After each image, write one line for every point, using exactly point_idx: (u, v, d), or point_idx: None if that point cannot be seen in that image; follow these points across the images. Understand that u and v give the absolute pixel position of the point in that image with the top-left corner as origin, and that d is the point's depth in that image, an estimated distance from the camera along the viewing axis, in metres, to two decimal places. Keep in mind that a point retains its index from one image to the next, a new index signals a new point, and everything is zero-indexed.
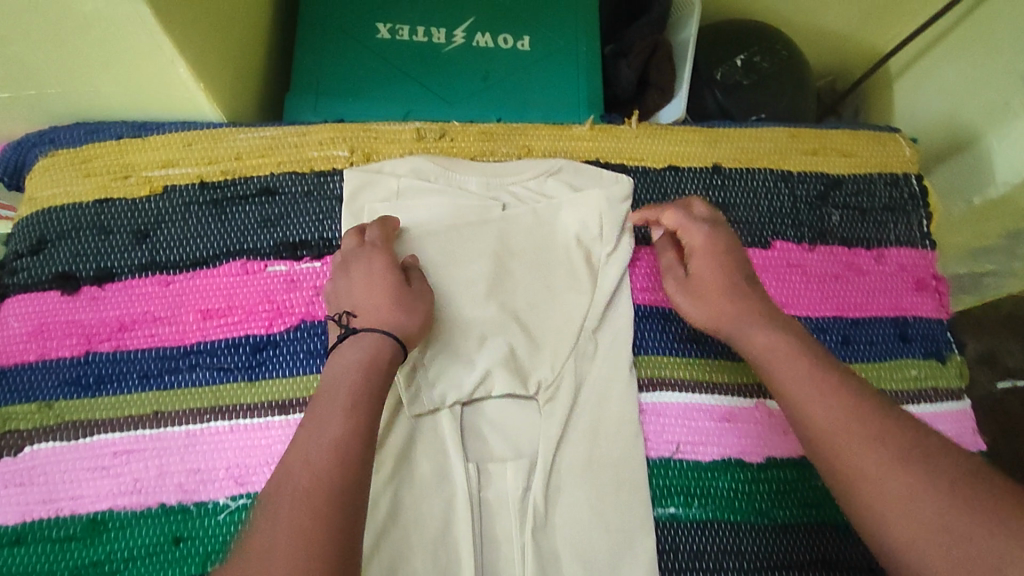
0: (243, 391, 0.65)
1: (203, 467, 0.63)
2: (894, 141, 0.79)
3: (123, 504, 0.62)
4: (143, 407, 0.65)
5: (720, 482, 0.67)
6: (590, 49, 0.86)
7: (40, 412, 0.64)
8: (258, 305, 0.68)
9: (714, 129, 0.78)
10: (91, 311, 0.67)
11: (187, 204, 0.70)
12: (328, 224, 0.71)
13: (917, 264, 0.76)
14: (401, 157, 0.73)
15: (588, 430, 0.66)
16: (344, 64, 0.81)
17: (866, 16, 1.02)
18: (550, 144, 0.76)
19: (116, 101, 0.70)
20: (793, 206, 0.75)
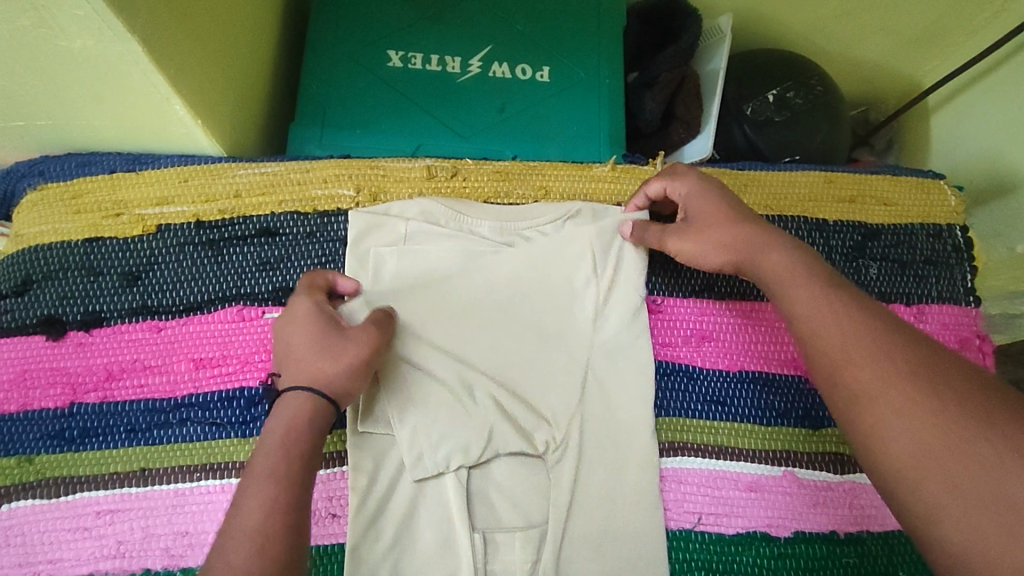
0: (237, 447, 0.61)
1: (191, 530, 0.58)
2: (938, 189, 0.74)
3: (105, 569, 0.57)
4: (129, 464, 0.60)
5: (744, 556, 0.61)
6: (613, 82, 0.81)
7: (20, 467, 0.60)
8: (255, 354, 0.63)
9: (743, 172, 0.73)
10: (78, 359, 0.63)
11: (182, 244, 0.66)
12: (331, 268, 0.66)
13: (961, 322, 0.70)
14: (410, 198, 0.69)
15: (603, 498, 0.61)
16: (354, 93, 0.77)
17: (903, 48, 0.97)
18: (569, 186, 0.72)
19: (110, 134, 0.66)
20: (828, 257, 0.70)
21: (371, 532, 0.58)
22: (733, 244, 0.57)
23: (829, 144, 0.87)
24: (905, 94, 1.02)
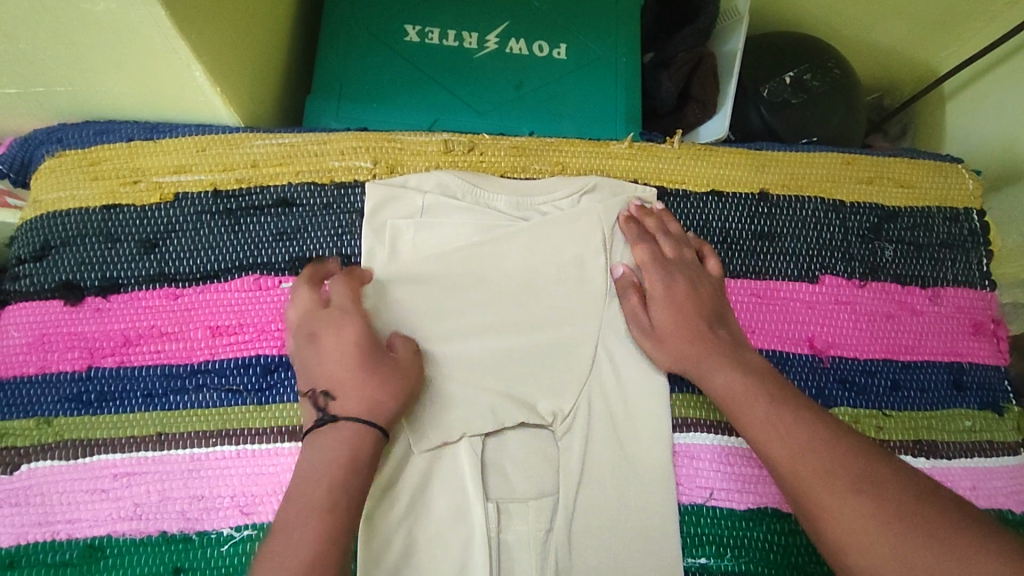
0: (252, 414, 0.61)
1: (207, 494, 0.59)
2: (956, 173, 0.74)
3: (122, 530, 0.58)
4: (146, 428, 0.60)
5: (755, 531, 0.61)
6: (630, 60, 0.81)
7: (38, 429, 0.60)
8: (271, 323, 0.64)
9: (761, 152, 0.73)
10: (96, 324, 0.63)
11: (200, 212, 0.67)
12: (347, 240, 0.66)
13: (975, 306, 0.70)
14: (426, 171, 0.69)
15: (615, 470, 0.61)
16: (369, 68, 0.77)
17: (921, 33, 0.96)
18: (586, 162, 0.72)
19: (129, 101, 0.66)
20: (844, 239, 0.70)
21: (385, 500, 0.59)
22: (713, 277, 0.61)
23: (844, 128, 0.87)
24: (920, 81, 1.02)
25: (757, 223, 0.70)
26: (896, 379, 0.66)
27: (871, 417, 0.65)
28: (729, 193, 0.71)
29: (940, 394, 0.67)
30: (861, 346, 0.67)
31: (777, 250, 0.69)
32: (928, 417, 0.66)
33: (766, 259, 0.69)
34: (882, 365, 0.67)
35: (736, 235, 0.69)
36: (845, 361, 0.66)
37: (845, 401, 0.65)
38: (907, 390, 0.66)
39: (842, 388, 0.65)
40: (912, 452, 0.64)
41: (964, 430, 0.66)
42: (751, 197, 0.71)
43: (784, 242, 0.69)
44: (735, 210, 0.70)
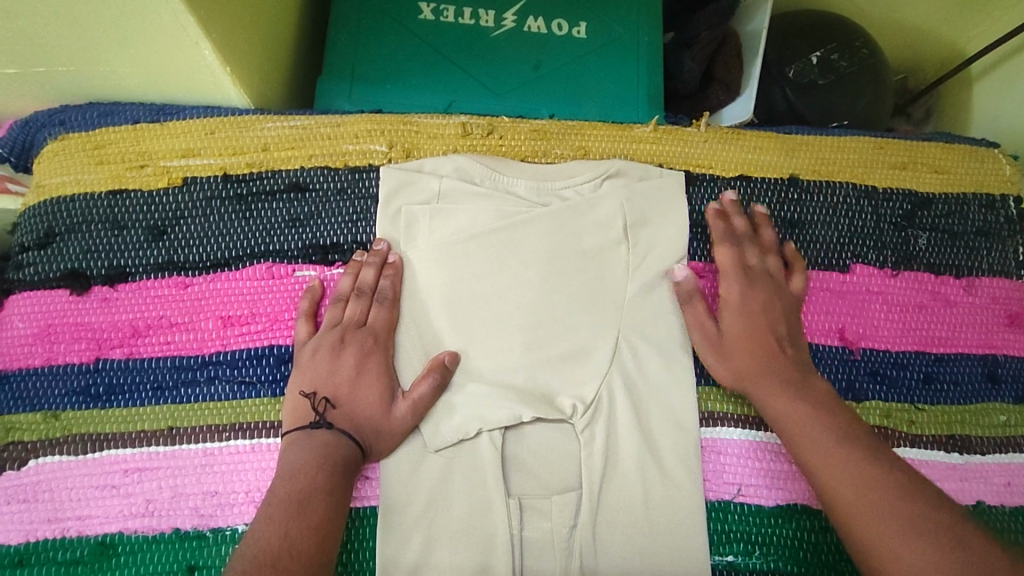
0: (267, 406, 0.59)
1: (221, 490, 0.57)
2: (994, 158, 0.71)
3: (134, 527, 0.56)
4: (157, 421, 0.58)
5: (784, 529, 0.59)
6: (653, 40, 0.78)
7: (45, 423, 0.58)
8: (284, 313, 0.62)
9: (791, 136, 0.70)
10: (102, 314, 0.61)
11: (209, 198, 0.64)
12: (362, 227, 0.64)
13: (1011, 296, 0.68)
14: (443, 155, 0.66)
15: (640, 463, 0.59)
16: (382, 47, 0.74)
17: (949, 10, 0.92)
18: (609, 146, 0.69)
19: (134, 82, 0.64)
20: (876, 227, 0.68)
21: (403, 496, 0.57)
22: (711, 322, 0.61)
23: (871, 110, 0.84)
24: (947, 61, 0.98)
25: (787, 210, 0.67)
26: (928, 371, 0.64)
27: (903, 410, 0.63)
28: (759, 178, 0.68)
29: (974, 387, 0.65)
30: (893, 338, 0.65)
31: (807, 239, 0.67)
32: (961, 411, 0.64)
33: (796, 248, 0.66)
34: (915, 357, 0.65)
35: (765, 222, 0.67)
36: (877, 353, 0.64)
37: (876, 394, 0.63)
38: (940, 383, 0.64)
39: (873, 381, 0.63)
40: (945, 447, 0.62)
41: (998, 425, 0.64)
42: (780, 183, 0.68)
43: (814, 231, 0.67)
44: (764, 196, 0.68)
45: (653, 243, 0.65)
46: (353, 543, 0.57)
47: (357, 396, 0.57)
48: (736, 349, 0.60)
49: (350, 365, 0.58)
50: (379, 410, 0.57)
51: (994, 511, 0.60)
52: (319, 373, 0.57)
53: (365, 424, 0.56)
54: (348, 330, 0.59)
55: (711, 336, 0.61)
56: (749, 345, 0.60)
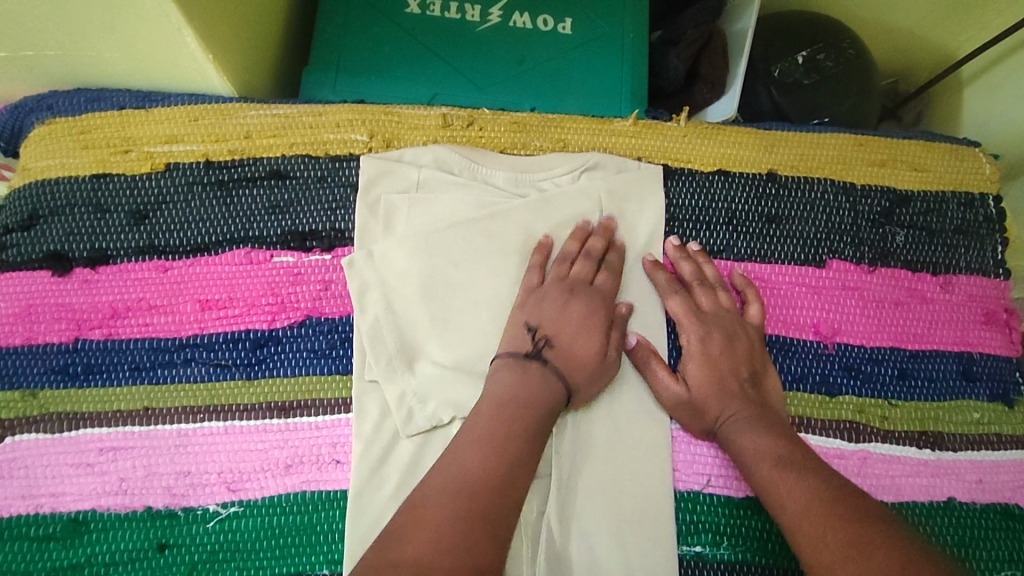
0: (241, 389, 0.60)
1: (194, 470, 0.57)
2: (973, 156, 0.71)
3: (107, 504, 0.56)
4: (132, 402, 0.59)
5: (751, 520, 0.59)
6: (638, 36, 0.79)
7: (22, 401, 0.59)
8: (262, 298, 0.62)
9: (770, 132, 0.71)
10: (83, 295, 0.62)
11: (191, 184, 0.65)
12: (341, 214, 0.65)
13: (987, 295, 0.68)
14: (424, 145, 0.67)
15: (610, 451, 0.59)
16: (369, 40, 0.75)
17: (939, 13, 0.93)
18: (588, 139, 0.69)
19: (120, 68, 0.65)
20: (854, 223, 0.68)
21: (373, 480, 0.57)
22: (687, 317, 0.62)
23: (856, 111, 0.85)
24: (937, 65, 0.98)
25: (764, 204, 0.68)
26: (903, 367, 0.64)
27: (876, 406, 0.63)
28: (737, 173, 0.68)
29: (948, 384, 0.64)
30: (868, 333, 0.65)
31: (784, 234, 0.67)
32: (934, 408, 0.64)
33: (772, 242, 0.67)
34: (890, 353, 0.65)
35: (742, 216, 0.67)
36: (852, 348, 0.64)
37: (849, 388, 0.63)
38: (914, 379, 0.64)
39: (847, 376, 0.63)
40: (917, 443, 0.62)
41: (972, 422, 0.64)
42: (758, 177, 0.68)
43: (792, 226, 0.67)
44: (742, 190, 0.68)
45: (628, 236, 0.65)
46: (323, 526, 0.56)
47: (574, 344, 0.58)
48: (709, 340, 0.60)
49: (575, 313, 0.59)
50: (596, 360, 0.58)
51: (964, 507, 0.60)
52: (541, 315, 0.59)
53: (568, 371, 0.57)
54: (575, 283, 0.61)
55: (685, 324, 0.62)
56: (724, 340, 0.60)
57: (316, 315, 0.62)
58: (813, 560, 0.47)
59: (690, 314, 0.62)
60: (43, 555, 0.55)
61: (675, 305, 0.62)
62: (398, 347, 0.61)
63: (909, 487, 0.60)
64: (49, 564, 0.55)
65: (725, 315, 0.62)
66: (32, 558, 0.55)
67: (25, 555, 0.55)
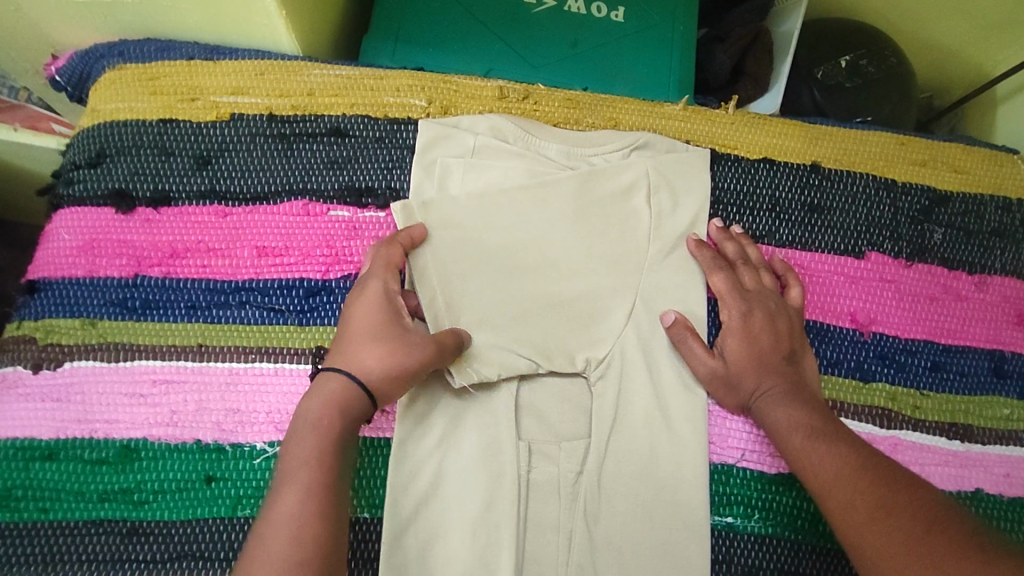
0: (293, 334, 0.61)
1: (244, 407, 0.59)
2: (1012, 163, 0.73)
3: (158, 435, 0.58)
4: (187, 338, 0.61)
5: (783, 496, 0.60)
6: (688, 28, 0.81)
7: (82, 329, 0.60)
8: (317, 248, 0.64)
9: (815, 126, 0.72)
10: (145, 233, 0.64)
11: (254, 135, 0.67)
12: (397, 174, 0.67)
13: (1022, 297, 0.69)
14: (480, 114, 0.69)
15: (649, 419, 0.60)
16: (428, 13, 0.78)
17: (978, 31, 0.95)
18: (640, 120, 0.71)
19: (193, 19, 0.67)
20: (894, 217, 0.69)
21: (417, 431, 0.58)
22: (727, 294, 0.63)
23: (895, 117, 0.86)
24: (973, 82, 1.00)
25: (807, 194, 0.69)
26: (936, 360, 0.65)
27: (908, 395, 0.64)
28: (782, 163, 0.70)
29: (980, 380, 0.66)
30: (902, 325, 0.66)
31: (825, 223, 0.69)
32: (965, 401, 0.65)
33: (813, 230, 0.68)
34: (923, 346, 0.66)
35: (785, 204, 0.69)
36: (887, 338, 0.66)
37: (884, 376, 0.64)
38: (947, 372, 0.65)
39: (882, 364, 0.65)
40: (947, 434, 0.63)
41: (1001, 418, 0.65)
42: (802, 168, 0.70)
43: (833, 216, 0.69)
44: (786, 179, 0.70)
45: (674, 214, 0.67)
46: (365, 471, 0.58)
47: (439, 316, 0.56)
48: (751, 317, 0.62)
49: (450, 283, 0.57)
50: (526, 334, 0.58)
51: (991, 499, 0.61)
52: None
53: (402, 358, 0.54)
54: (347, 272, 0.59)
55: (729, 301, 0.63)
56: (766, 321, 0.62)
57: None
58: (844, 528, 0.48)
59: (733, 291, 0.63)
60: (95, 478, 0.56)
61: (717, 283, 0.64)
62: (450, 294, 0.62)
63: (938, 475, 0.62)
64: (101, 487, 0.56)
65: (767, 294, 0.63)
66: (85, 479, 0.56)
67: (79, 476, 0.56)
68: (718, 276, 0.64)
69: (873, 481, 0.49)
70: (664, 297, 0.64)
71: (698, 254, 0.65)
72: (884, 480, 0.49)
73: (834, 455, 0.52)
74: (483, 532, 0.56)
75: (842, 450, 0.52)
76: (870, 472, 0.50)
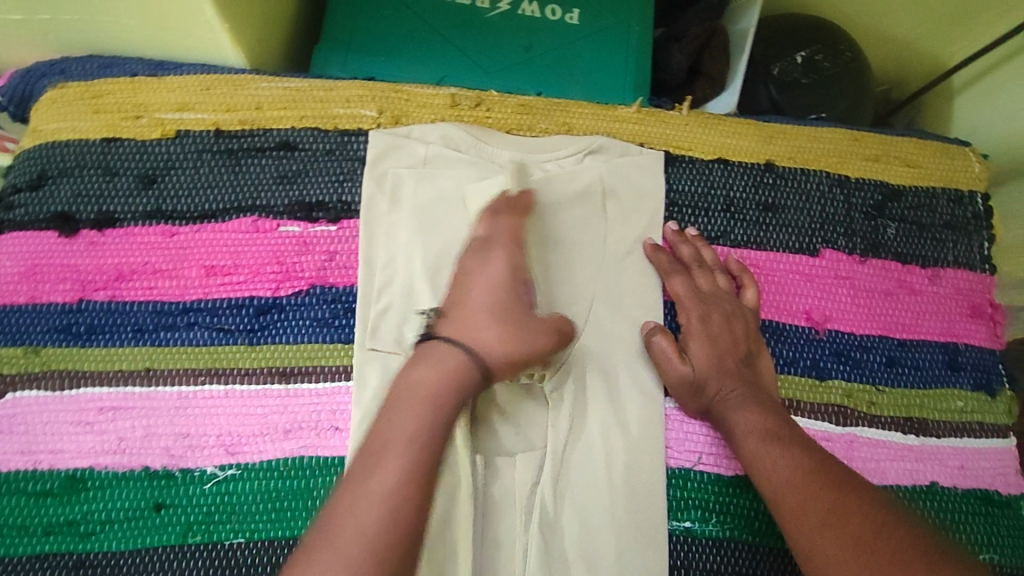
0: (243, 354, 0.60)
1: (193, 432, 0.58)
2: (963, 156, 0.74)
3: (105, 463, 0.57)
4: (135, 362, 0.60)
5: (740, 498, 0.60)
6: (643, 30, 0.80)
7: (25, 357, 0.59)
8: (267, 265, 0.63)
9: (769, 124, 0.72)
10: (89, 256, 0.62)
11: (200, 151, 0.66)
12: (348, 187, 0.66)
13: (974, 289, 0.70)
14: (431, 123, 0.68)
15: (605, 426, 0.60)
16: (380, 21, 0.77)
17: (933, 23, 0.95)
18: (593, 124, 0.71)
19: (134, 35, 0.65)
20: (847, 214, 0.70)
21: None
22: (686, 298, 0.63)
23: (851, 111, 0.87)
24: (930, 73, 1.01)
25: (762, 194, 0.69)
26: (891, 355, 0.66)
27: (864, 391, 0.65)
28: (736, 163, 0.70)
29: (934, 373, 0.66)
30: (858, 321, 0.67)
31: (779, 223, 0.69)
32: (920, 395, 0.65)
33: (768, 229, 0.69)
34: (878, 342, 0.66)
35: (740, 204, 0.69)
36: (842, 335, 0.66)
37: (839, 373, 0.65)
38: (901, 367, 0.66)
39: (838, 361, 0.65)
40: (902, 429, 0.64)
41: (955, 410, 0.66)
42: (756, 167, 0.70)
43: (787, 215, 0.69)
44: (740, 179, 0.70)
45: (627, 220, 0.67)
46: (320, 491, 0.57)
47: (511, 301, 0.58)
48: (708, 320, 0.62)
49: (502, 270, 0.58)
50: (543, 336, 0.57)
51: (945, 492, 0.62)
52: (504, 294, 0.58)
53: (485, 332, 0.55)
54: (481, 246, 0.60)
55: (688, 302, 0.63)
56: (724, 325, 0.62)
57: (321, 284, 0.63)
58: (796, 534, 0.49)
59: (691, 295, 0.63)
60: (39, 511, 0.55)
61: (676, 286, 0.64)
62: (404, 300, 0.62)
63: (893, 471, 0.62)
64: (45, 520, 0.55)
65: (723, 296, 0.64)
66: (28, 513, 0.55)
67: (23, 510, 0.55)
68: (676, 279, 0.64)
69: (825, 486, 0.49)
70: (620, 302, 0.64)
71: (654, 258, 0.65)
72: (837, 485, 0.49)
73: (788, 459, 0.52)
74: (438, 549, 0.55)
75: (794, 454, 0.53)
76: (822, 477, 0.50)
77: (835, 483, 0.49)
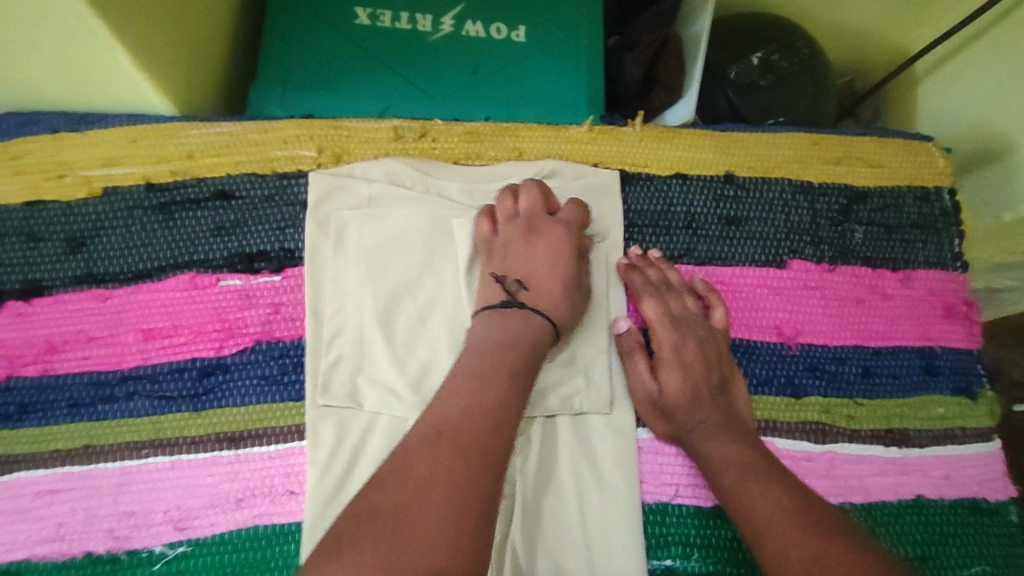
0: (187, 422, 0.57)
1: (138, 509, 0.55)
2: (927, 151, 0.71)
3: (43, 553, 0.54)
4: (71, 441, 0.56)
5: (722, 530, 0.58)
6: (592, 42, 0.77)
7: None
8: (208, 324, 0.59)
9: (726, 133, 0.70)
10: (17, 330, 0.59)
11: (131, 208, 0.62)
12: (290, 234, 0.62)
13: (947, 288, 0.68)
14: (374, 159, 0.65)
15: (574, 466, 0.57)
16: (318, 53, 0.73)
17: (891, 12, 0.93)
18: (544, 147, 0.68)
19: (50, 91, 0.62)
20: (812, 222, 0.68)
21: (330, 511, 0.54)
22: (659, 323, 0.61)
23: (812, 109, 0.85)
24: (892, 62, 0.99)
25: (723, 207, 0.67)
26: (867, 365, 0.64)
27: (842, 406, 0.62)
28: (694, 176, 0.68)
29: (912, 380, 0.64)
30: (831, 333, 0.64)
31: (743, 236, 0.66)
32: (900, 405, 0.63)
33: (732, 244, 0.66)
34: (853, 352, 0.64)
35: (701, 220, 0.66)
36: (816, 349, 0.64)
37: (815, 389, 0.62)
38: (878, 377, 0.64)
39: (813, 376, 0.63)
40: (884, 442, 0.62)
41: (936, 418, 0.63)
42: (715, 180, 0.68)
43: (751, 227, 0.67)
44: (700, 194, 0.67)
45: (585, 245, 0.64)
46: (277, 562, 0.54)
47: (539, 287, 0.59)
48: (682, 347, 0.60)
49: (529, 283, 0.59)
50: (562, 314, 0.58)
51: (931, 505, 0.60)
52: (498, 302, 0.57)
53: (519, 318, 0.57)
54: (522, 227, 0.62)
55: (661, 328, 0.61)
56: (698, 353, 0.60)
57: (267, 339, 0.59)
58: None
59: (666, 321, 0.61)
60: None
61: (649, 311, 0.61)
62: (354, 349, 0.59)
63: (877, 487, 0.60)
64: None
65: (694, 321, 0.61)
66: None
67: None
68: (649, 304, 0.61)
69: (808, 528, 0.47)
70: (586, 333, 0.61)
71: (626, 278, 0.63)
72: (818, 526, 0.47)
73: (767, 498, 0.50)
74: None
75: (773, 492, 0.50)
76: (803, 517, 0.48)
77: (816, 524, 0.47)
